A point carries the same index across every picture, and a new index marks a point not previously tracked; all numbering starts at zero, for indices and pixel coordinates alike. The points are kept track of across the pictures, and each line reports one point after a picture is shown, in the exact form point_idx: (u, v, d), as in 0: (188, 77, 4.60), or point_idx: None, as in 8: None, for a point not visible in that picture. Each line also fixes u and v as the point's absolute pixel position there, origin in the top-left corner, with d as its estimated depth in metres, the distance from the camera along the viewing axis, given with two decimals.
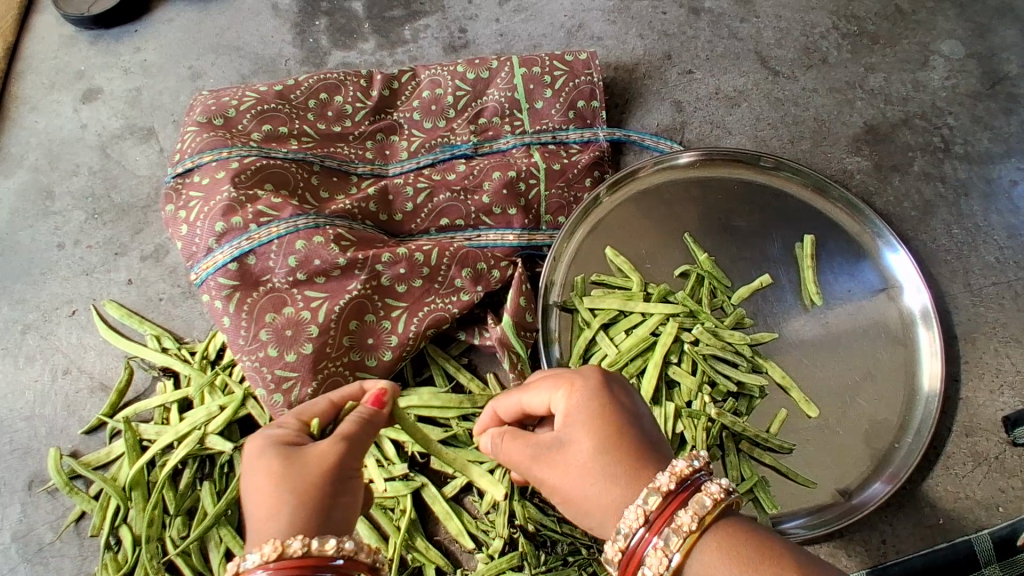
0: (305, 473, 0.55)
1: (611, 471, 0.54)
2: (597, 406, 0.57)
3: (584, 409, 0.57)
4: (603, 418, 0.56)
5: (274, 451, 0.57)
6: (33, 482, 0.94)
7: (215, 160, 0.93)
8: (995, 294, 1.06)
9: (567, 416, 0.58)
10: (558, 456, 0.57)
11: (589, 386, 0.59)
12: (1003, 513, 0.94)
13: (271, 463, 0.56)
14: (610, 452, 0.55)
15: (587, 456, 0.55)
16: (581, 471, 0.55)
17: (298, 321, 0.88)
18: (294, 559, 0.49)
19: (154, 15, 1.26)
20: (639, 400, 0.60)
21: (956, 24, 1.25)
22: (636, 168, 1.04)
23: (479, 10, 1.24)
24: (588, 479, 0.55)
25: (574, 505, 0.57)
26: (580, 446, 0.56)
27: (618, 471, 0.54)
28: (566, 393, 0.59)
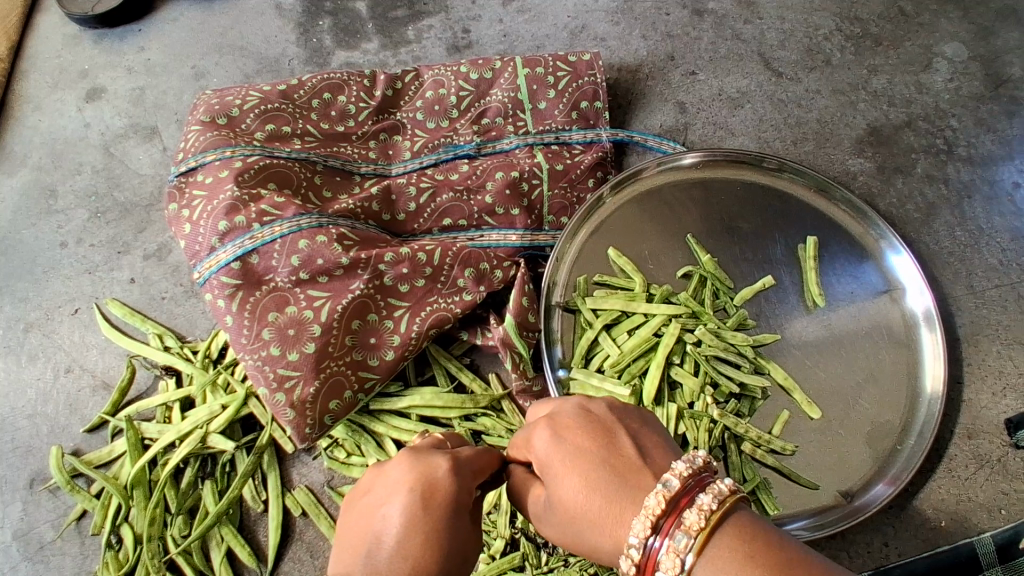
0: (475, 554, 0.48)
1: (594, 514, 0.52)
2: (566, 450, 0.55)
3: (561, 459, 0.55)
4: (571, 464, 0.54)
5: (455, 518, 0.48)
6: (34, 480, 0.94)
7: (218, 159, 0.93)
8: (998, 297, 1.05)
9: (544, 472, 0.56)
10: (559, 514, 0.54)
11: (558, 433, 0.56)
12: (1006, 515, 0.94)
13: (457, 527, 0.48)
14: (589, 494, 0.52)
15: (570, 507, 0.53)
16: (574, 521, 0.53)
17: (301, 321, 0.88)
18: None
19: (157, 15, 1.26)
20: (616, 426, 0.57)
21: (959, 26, 1.25)
22: (640, 169, 1.04)
23: (482, 11, 1.24)
24: (581, 528, 0.53)
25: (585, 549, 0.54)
26: (560, 496, 0.54)
27: (603, 511, 0.52)
28: (541, 446, 0.57)
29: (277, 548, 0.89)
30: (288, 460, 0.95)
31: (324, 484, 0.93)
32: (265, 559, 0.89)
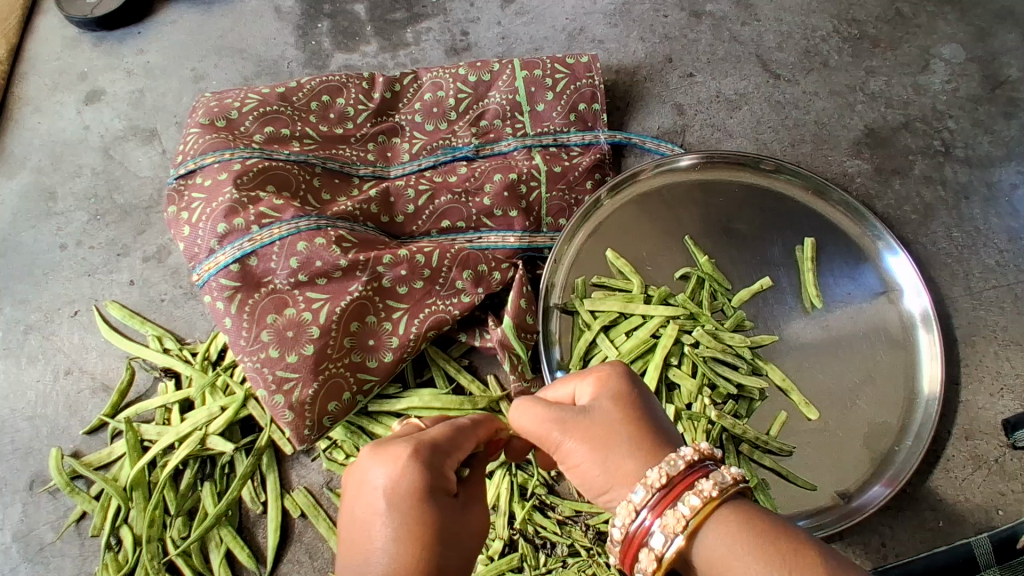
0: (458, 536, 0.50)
1: (635, 438, 0.55)
2: (624, 386, 0.59)
3: (616, 393, 0.58)
4: (627, 397, 0.58)
5: (428, 508, 0.49)
6: (34, 482, 0.95)
7: (217, 161, 0.94)
8: (995, 298, 1.06)
9: (593, 394, 0.58)
10: (592, 427, 0.56)
11: (614, 376, 0.60)
12: (1002, 516, 0.94)
13: (434, 516, 0.49)
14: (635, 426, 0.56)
15: (613, 427, 0.55)
16: (609, 438, 0.55)
17: (300, 322, 0.88)
18: None
19: (157, 17, 1.26)
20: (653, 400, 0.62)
21: (957, 28, 1.25)
22: (637, 171, 1.04)
23: (481, 13, 1.25)
24: (614, 446, 0.54)
25: (596, 470, 0.54)
26: (606, 412, 0.56)
27: (645, 441, 0.55)
28: (594, 380, 0.59)
29: (276, 549, 0.89)
30: (287, 461, 0.95)
31: (323, 486, 0.93)
32: (265, 560, 0.89)
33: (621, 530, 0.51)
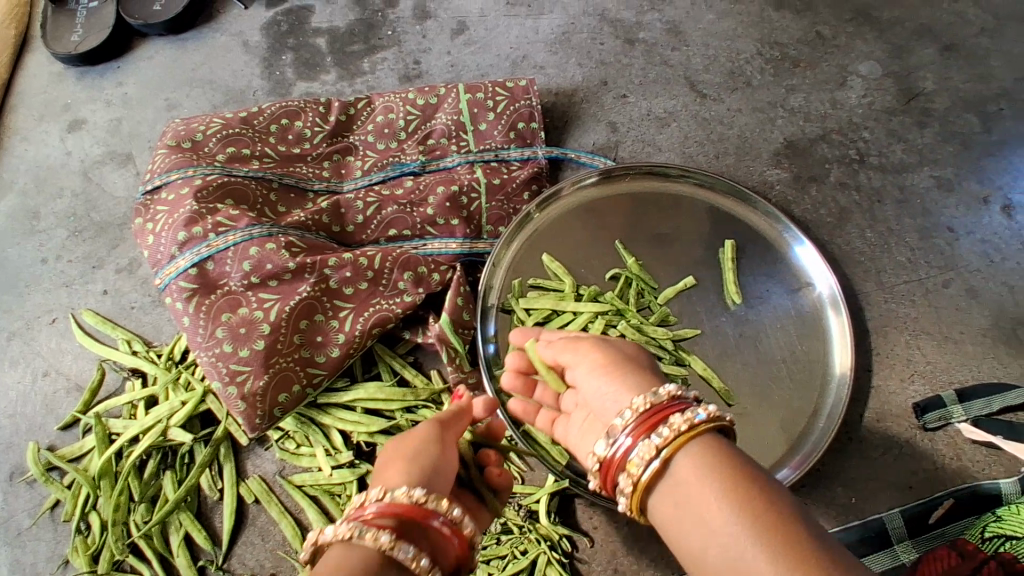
0: (410, 454, 0.73)
1: (643, 367, 0.72)
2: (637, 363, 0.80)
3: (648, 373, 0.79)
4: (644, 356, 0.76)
5: (398, 445, 0.76)
6: (13, 473, 1.04)
7: (181, 178, 1.04)
8: (907, 291, 1.13)
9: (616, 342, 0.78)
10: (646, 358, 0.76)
11: None
12: (913, 492, 1.01)
13: (395, 452, 0.75)
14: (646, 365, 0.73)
15: (633, 357, 0.73)
16: (625, 358, 0.72)
17: (252, 320, 0.96)
18: (396, 502, 0.63)
19: (134, 53, 1.37)
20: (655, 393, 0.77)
21: (875, 46, 1.35)
22: (558, 190, 1.13)
23: (432, 44, 1.36)
24: (632, 366, 0.71)
25: (608, 369, 0.70)
26: (625, 348, 0.76)
27: (651, 375, 0.71)
28: None
29: (231, 533, 0.97)
30: (244, 452, 1.02)
31: (276, 474, 1.00)
32: (220, 543, 0.96)
33: (660, 396, 0.63)
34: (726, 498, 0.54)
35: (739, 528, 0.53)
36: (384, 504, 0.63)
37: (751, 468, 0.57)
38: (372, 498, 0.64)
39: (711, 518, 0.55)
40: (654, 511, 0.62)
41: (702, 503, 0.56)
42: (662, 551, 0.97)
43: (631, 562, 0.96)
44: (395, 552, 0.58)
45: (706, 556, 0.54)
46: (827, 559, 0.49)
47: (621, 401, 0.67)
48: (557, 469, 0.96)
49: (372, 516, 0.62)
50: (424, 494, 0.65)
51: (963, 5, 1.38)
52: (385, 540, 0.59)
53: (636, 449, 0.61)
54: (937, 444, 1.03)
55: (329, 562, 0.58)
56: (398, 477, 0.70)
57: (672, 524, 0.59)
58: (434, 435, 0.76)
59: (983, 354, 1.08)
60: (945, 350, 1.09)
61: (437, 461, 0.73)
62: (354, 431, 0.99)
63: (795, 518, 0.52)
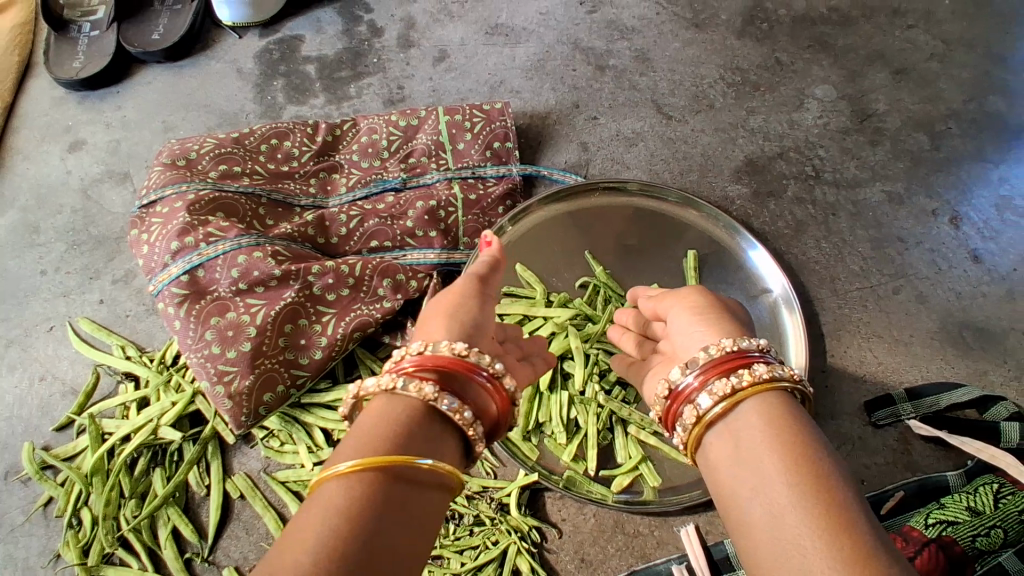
0: (443, 314, 0.70)
1: (736, 320, 0.74)
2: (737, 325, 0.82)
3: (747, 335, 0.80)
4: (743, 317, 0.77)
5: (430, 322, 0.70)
6: (8, 472, 1.10)
7: (175, 193, 1.11)
8: (859, 298, 1.20)
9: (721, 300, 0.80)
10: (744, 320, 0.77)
11: None
12: (865, 486, 1.06)
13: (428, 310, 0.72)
14: (742, 325, 0.74)
15: (730, 312, 0.75)
16: (720, 310, 0.74)
17: (239, 324, 1.02)
18: (433, 360, 0.62)
19: (133, 79, 1.46)
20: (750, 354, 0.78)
21: (830, 71, 1.44)
22: (527, 205, 1.20)
23: (415, 71, 1.45)
24: (726, 316, 0.73)
25: (698, 313, 0.73)
26: (725, 303, 0.77)
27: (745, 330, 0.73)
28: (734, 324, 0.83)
29: (216, 526, 1.02)
30: (231, 451, 1.07)
31: (260, 471, 1.05)
32: (205, 536, 1.01)
33: (738, 344, 0.65)
34: (781, 461, 0.54)
35: (791, 479, 0.52)
36: (418, 364, 0.61)
37: (813, 436, 0.57)
38: (414, 351, 0.63)
39: (766, 467, 0.55)
40: (709, 452, 0.63)
41: (762, 449, 0.56)
42: (624, 542, 1.03)
43: (596, 551, 1.02)
44: (439, 403, 0.58)
45: (748, 502, 0.54)
46: (870, 536, 0.48)
47: (707, 339, 0.69)
48: (526, 463, 1.02)
49: (414, 368, 0.61)
50: (467, 347, 0.64)
51: (913, 33, 1.47)
52: (425, 390, 0.59)
53: (710, 385, 0.63)
54: (888, 441, 1.09)
55: (373, 411, 0.58)
56: (432, 331, 0.68)
57: (719, 472, 0.60)
58: (472, 292, 0.74)
59: (932, 356, 1.14)
60: (895, 353, 1.15)
61: (467, 317, 0.71)
62: (335, 429, 1.05)
63: (851, 485, 0.52)
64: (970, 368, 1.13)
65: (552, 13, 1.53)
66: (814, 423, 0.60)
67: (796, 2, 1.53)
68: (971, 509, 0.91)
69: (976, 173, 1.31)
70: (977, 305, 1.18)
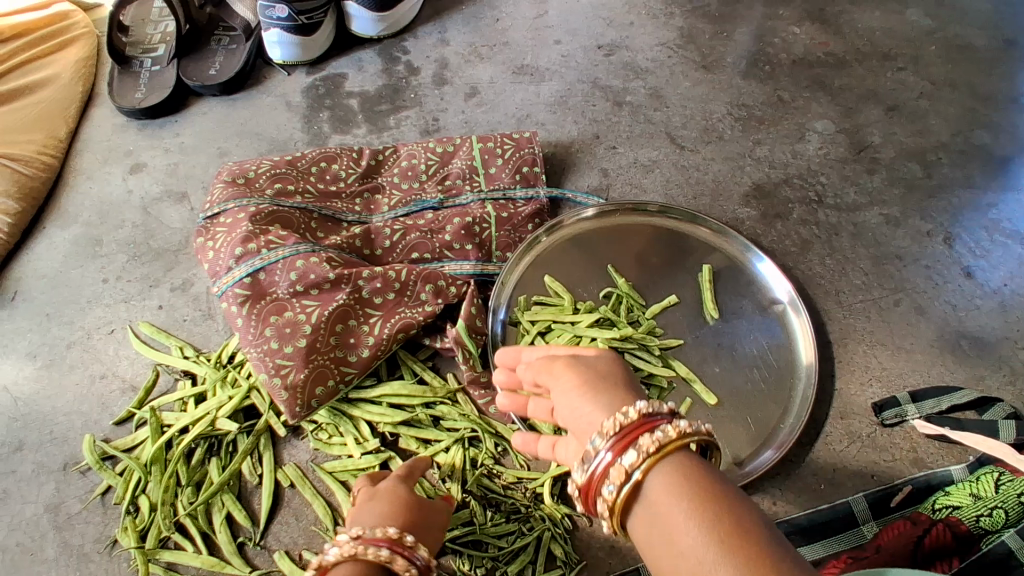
0: (404, 509, 0.85)
1: (616, 379, 0.70)
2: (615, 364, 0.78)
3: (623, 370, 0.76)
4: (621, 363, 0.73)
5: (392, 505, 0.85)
6: (67, 463, 1.15)
7: (237, 206, 1.22)
8: (863, 309, 1.30)
9: (596, 354, 0.74)
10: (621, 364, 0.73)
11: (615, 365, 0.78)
12: (876, 479, 1.13)
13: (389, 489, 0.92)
14: (626, 380, 0.70)
15: (614, 373, 0.70)
16: (605, 377, 0.69)
17: (296, 322, 1.12)
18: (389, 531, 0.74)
19: (189, 110, 1.59)
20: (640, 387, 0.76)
21: (828, 108, 1.57)
22: (562, 219, 1.32)
23: (449, 105, 1.58)
24: (610, 384, 0.69)
25: (584, 391, 0.68)
26: (599, 361, 0.72)
27: (629, 387, 0.69)
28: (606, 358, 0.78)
29: (268, 512, 1.08)
30: (281, 444, 1.15)
31: (309, 461, 1.13)
32: (258, 522, 1.08)
33: (630, 416, 0.62)
34: (691, 523, 0.54)
35: (718, 564, 0.51)
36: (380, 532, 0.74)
37: (717, 487, 0.57)
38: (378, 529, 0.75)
39: (681, 533, 0.54)
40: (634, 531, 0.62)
41: (672, 518, 0.56)
42: None
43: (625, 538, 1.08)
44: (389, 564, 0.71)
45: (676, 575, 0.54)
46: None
47: (597, 421, 0.65)
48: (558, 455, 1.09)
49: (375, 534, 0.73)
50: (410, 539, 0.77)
51: (903, 74, 1.61)
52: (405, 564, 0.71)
53: (609, 472, 0.61)
54: (895, 438, 1.16)
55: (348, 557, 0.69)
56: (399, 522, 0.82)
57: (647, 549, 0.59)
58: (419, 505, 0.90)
59: (932, 362, 1.23)
60: (898, 359, 1.24)
61: (423, 516, 0.87)
62: (381, 422, 1.14)
63: (760, 529, 0.53)
64: (968, 373, 1.22)
65: (573, 56, 1.68)
66: (721, 472, 0.60)
67: (796, 47, 1.68)
68: (973, 495, 0.99)
69: (966, 198, 1.42)
70: (972, 316, 1.28)
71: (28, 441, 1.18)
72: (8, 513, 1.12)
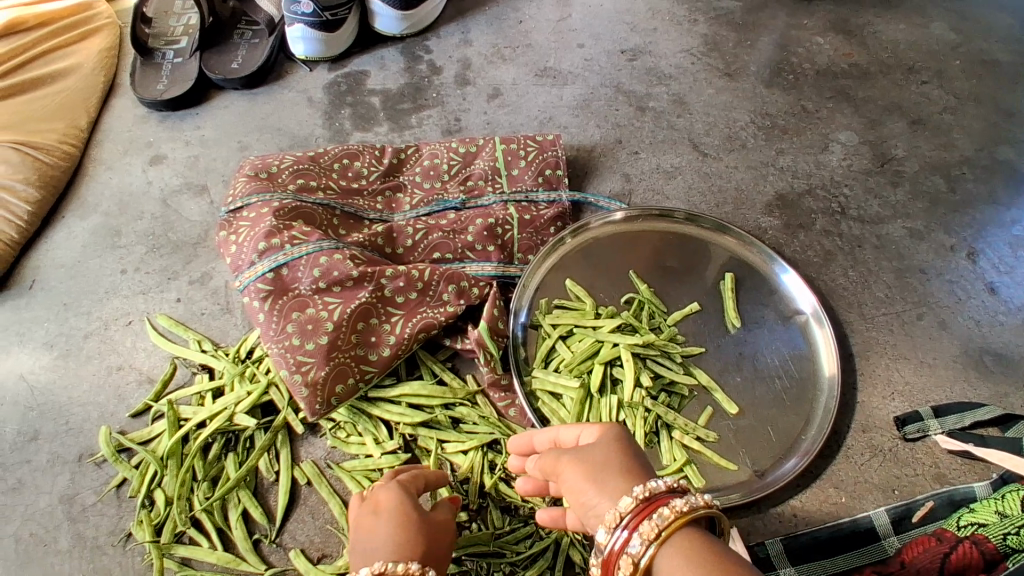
0: (415, 520, 0.76)
1: (619, 459, 0.69)
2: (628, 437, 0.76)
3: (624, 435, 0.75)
4: (624, 440, 0.72)
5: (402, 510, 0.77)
6: (83, 454, 1.15)
7: (260, 200, 1.21)
8: (885, 322, 1.29)
9: (597, 436, 0.73)
10: (621, 439, 0.72)
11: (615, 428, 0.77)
12: (898, 494, 1.11)
13: (391, 508, 0.77)
14: (629, 459, 0.69)
15: (616, 454, 0.69)
16: (607, 462, 0.68)
17: (318, 319, 1.11)
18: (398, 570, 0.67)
19: (210, 103, 1.58)
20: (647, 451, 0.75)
21: (852, 119, 1.56)
22: (587, 222, 1.31)
23: (471, 105, 1.58)
24: (614, 468, 0.67)
25: (587, 483, 0.67)
26: (601, 443, 0.71)
27: (636, 470, 0.68)
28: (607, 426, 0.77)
29: (285, 510, 1.07)
30: (298, 441, 1.14)
31: (326, 460, 1.12)
32: (274, 519, 1.06)
33: (631, 501, 0.62)
34: None
35: None
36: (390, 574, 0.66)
37: (722, 563, 0.56)
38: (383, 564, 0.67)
39: None
40: None
41: None
42: None
43: None
44: None
45: None
46: None
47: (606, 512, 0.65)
48: None
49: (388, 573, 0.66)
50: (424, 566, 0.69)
51: (928, 88, 1.60)
52: None
53: (619, 562, 0.61)
54: (917, 453, 1.15)
55: None
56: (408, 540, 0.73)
57: None
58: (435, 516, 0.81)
59: (955, 378, 1.22)
60: (921, 373, 1.23)
61: (434, 529, 0.78)
62: (399, 422, 1.13)
63: None
64: (991, 390, 1.21)
65: (596, 60, 1.67)
66: (731, 550, 0.58)
67: (820, 58, 1.67)
68: (999, 513, 0.97)
69: (991, 214, 1.41)
70: (995, 332, 1.27)
71: (43, 430, 1.17)
72: (22, 503, 1.11)
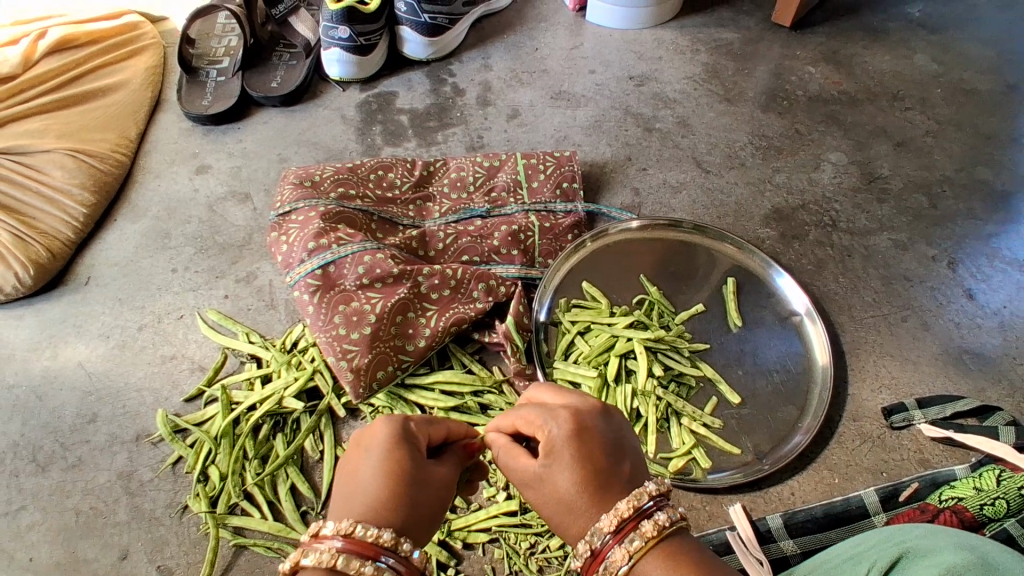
0: (407, 474, 0.75)
1: (566, 500, 0.75)
2: (600, 435, 0.78)
3: (573, 436, 0.77)
4: (572, 467, 0.75)
5: (402, 452, 0.77)
6: (139, 435, 1.24)
7: (308, 205, 1.34)
8: (873, 323, 1.41)
9: (545, 459, 0.77)
10: (565, 463, 0.75)
11: (564, 423, 0.78)
12: (886, 476, 1.23)
13: (386, 445, 0.77)
14: (581, 492, 0.74)
15: (564, 489, 0.75)
16: (561, 501, 0.75)
17: (362, 311, 1.22)
18: (360, 539, 0.68)
19: (250, 119, 1.71)
20: (603, 435, 0.78)
21: (841, 142, 1.71)
22: (605, 229, 1.45)
23: (492, 124, 1.71)
24: (570, 509, 0.75)
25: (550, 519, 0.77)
26: (548, 477, 0.76)
27: (586, 500, 0.74)
28: (556, 425, 0.78)
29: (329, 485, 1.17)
30: (340, 423, 1.24)
31: None
32: (320, 493, 1.16)
33: (584, 554, 0.73)
34: None
35: None
36: (350, 539, 0.67)
37: None
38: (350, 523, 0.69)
39: None
40: None
41: None
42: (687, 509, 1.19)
43: None
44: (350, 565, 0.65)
45: None
46: None
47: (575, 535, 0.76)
48: None
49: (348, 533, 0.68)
50: (391, 536, 0.69)
51: (911, 114, 1.76)
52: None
53: None
54: (903, 440, 1.27)
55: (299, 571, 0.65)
56: (387, 500, 0.72)
57: None
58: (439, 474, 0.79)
59: (936, 373, 1.35)
60: (906, 369, 1.35)
61: (425, 494, 0.76)
62: (433, 408, 1.24)
63: None
64: (970, 385, 1.33)
65: (606, 85, 1.82)
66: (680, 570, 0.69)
67: (812, 86, 1.82)
68: (976, 487, 1.10)
69: (968, 228, 1.55)
70: (973, 333, 1.40)
71: (101, 413, 1.27)
72: (83, 479, 1.20)
